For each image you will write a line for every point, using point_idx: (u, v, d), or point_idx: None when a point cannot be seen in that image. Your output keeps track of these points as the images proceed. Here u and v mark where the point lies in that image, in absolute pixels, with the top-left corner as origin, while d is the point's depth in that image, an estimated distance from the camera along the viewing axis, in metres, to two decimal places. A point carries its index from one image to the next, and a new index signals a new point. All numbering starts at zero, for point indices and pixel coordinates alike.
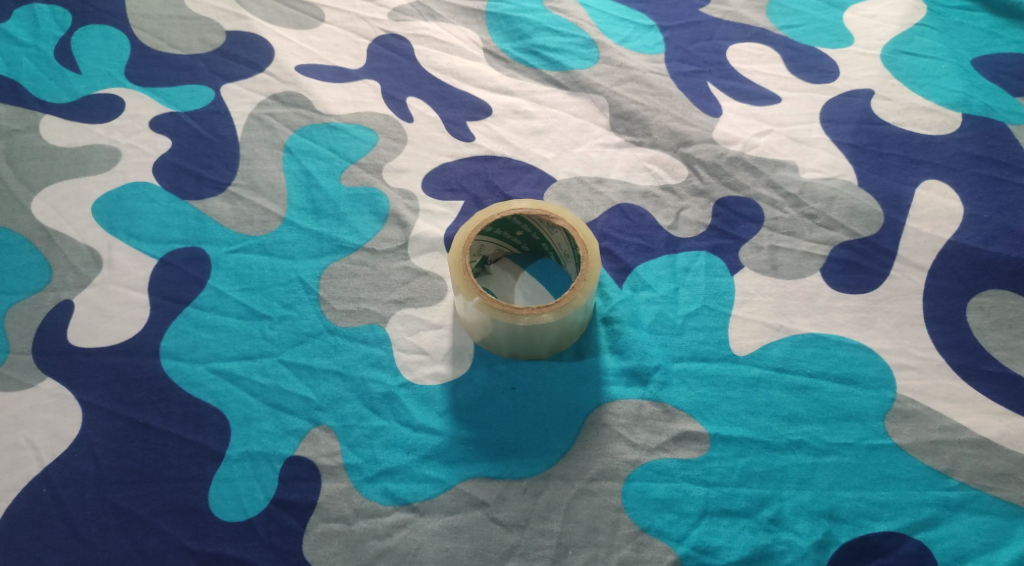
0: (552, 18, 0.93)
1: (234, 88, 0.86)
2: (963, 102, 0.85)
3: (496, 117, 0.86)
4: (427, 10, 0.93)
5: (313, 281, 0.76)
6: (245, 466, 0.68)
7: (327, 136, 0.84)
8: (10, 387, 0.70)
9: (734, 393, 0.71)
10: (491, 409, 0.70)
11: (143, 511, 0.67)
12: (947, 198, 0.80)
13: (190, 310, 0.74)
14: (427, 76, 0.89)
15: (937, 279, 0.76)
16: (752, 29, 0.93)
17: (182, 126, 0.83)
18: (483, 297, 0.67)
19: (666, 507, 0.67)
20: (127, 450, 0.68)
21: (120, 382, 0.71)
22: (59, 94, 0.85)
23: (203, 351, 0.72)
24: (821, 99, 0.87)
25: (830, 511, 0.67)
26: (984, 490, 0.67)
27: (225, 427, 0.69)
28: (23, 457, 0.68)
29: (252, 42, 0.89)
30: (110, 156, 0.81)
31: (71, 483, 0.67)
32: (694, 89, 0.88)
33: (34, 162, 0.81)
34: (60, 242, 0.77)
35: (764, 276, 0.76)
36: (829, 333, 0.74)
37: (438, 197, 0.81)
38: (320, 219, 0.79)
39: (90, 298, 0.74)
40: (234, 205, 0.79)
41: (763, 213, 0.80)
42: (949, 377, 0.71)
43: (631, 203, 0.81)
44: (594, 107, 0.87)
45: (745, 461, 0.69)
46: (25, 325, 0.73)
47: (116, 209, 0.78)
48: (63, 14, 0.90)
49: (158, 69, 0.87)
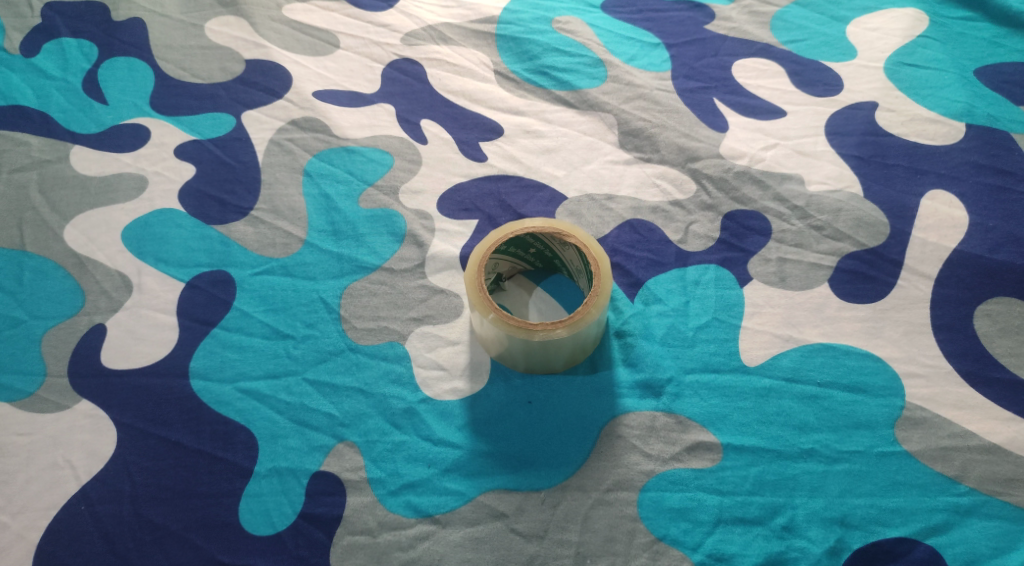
0: (560, 39, 0.95)
1: (254, 115, 0.89)
2: (966, 112, 0.87)
3: (507, 137, 0.89)
4: (438, 33, 0.96)
5: (333, 300, 0.78)
6: (273, 481, 0.70)
7: (344, 159, 0.87)
8: (47, 409, 0.73)
9: (745, 403, 0.73)
10: (509, 423, 0.72)
11: (176, 527, 0.69)
12: (952, 207, 0.81)
13: (216, 331, 0.76)
14: (440, 98, 0.92)
15: (943, 287, 0.77)
16: (758, 44, 0.95)
17: (205, 153, 0.86)
18: (498, 314, 0.69)
19: (680, 516, 0.69)
20: (160, 467, 0.71)
21: (152, 402, 0.73)
22: (88, 125, 0.88)
23: (230, 371, 0.75)
24: (826, 112, 0.89)
25: (841, 518, 0.68)
26: (994, 495, 0.69)
27: (252, 443, 0.72)
28: (62, 476, 0.71)
29: (271, 71, 0.92)
30: (137, 184, 0.84)
31: (108, 501, 0.70)
32: (700, 104, 0.90)
33: (65, 190, 0.84)
34: (91, 268, 0.79)
35: (773, 288, 0.78)
36: (838, 343, 0.75)
37: (453, 216, 0.83)
38: (340, 240, 0.81)
39: (121, 322, 0.77)
40: (256, 229, 0.82)
41: (770, 226, 0.82)
42: (957, 384, 0.73)
43: (641, 218, 0.83)
44: (603, 125, 0.89)
45: (757, 470, 0.70)
46: (61, 349, 0.75)
47: (144, 234, 0.81)
48: (90, 47, 0.94)
49: (181, 98, 0.90)
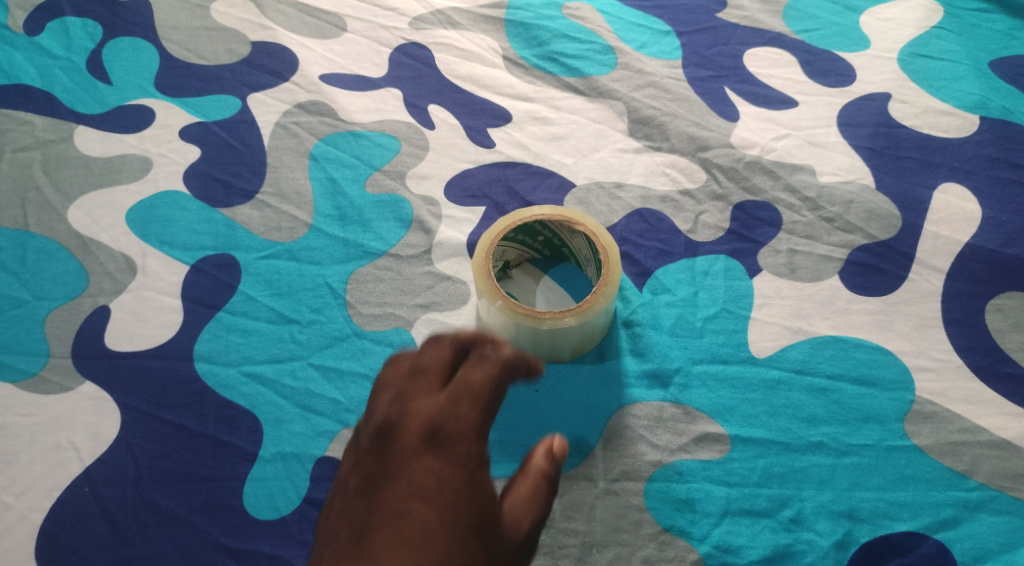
0: (570, 25, 0.94)
1: (260, 98, 0.89)
2: (980, 104, 0.86)
3: (515, 124, 0.88)
4: (447, 17, 0.95)
5: (339, 286, 0.77)
6: (278, 466, 0.69)
7: (351, 144, 0.86)
8: (50, 390, 0.72)
9: (754, 394, 0.72)
10: (515, 411, 0.72)
11: (180, 510, 0.68)
12: (965, 201, 0.81)
13: (221, 315, 0.76)
14: (447, 83, 0.91)
15: (955, 281, 0.77)
16: (769, 33, 0.94)
17: (211, 135, 0.86)
18: (506, 301, 0.68)
19: (687, 506, 0.68)
20: (164, 450, 0.70)
21: (156, 384, 0.72)
22: (92, 105, 0.87)
23: (234, 355, 0.74)
24: (838, 103, 0.88)
25: (849, 511, 0.67)
26: (1004, 490, 0.68)
27: (256, 428, 0.71)
28: (64, 457, 0.69)
29: (278, 53, 0.92)
30: (142, 165, 0.84)
31: (111, 483, 0.69)
32: (711, 93, 0.90)
33: (69, 170, 0.83)
34: (95, 249, 0.79)
35: (782, 279, 0.78)
36: (847, 336, 0.74)
37: (461, 203, 0.82)
38: (346, 225, 0.81)
39: (125, 304, 0.76)
40: (262, 212, 0.81)
41: (781, 217, 0.81)
42: (967, 379, 0.72)
43: (650, 207, 0.82)
44: (612, 113, 0.88)
45: (765, 461, 0.69)
46: (64, 330, 0.75)
47: (149, 216, 0.81)
48: (94, 27, 0.93)
49: (187, 79, 0.90)
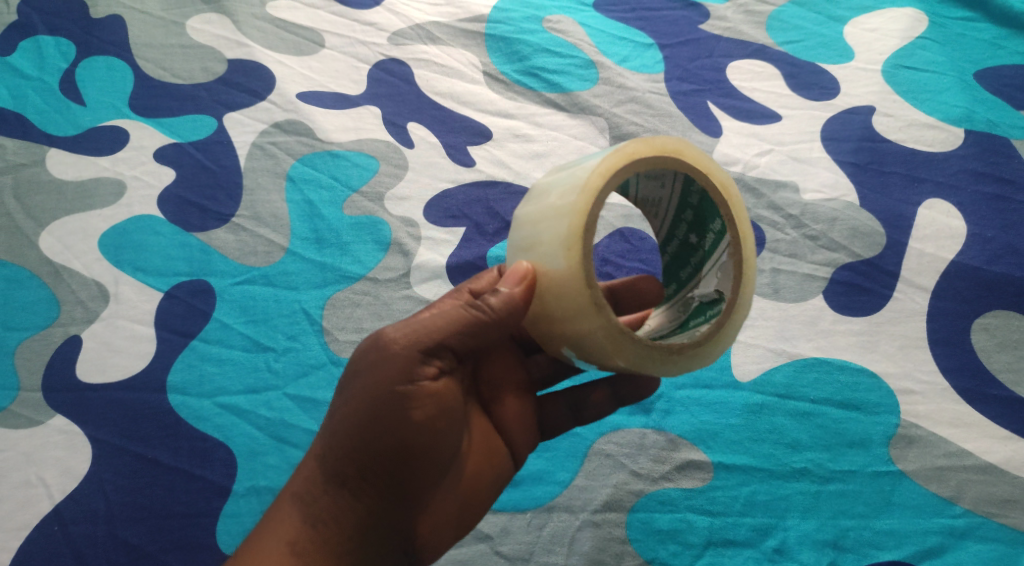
0: (551, 40, 0.93)
1: (236, 118, 0.87)
2: (966, 117, 0.85)
3: (496, 141, 0.87)
4: (426, 33, 0.94)
5: (315, 312, 0.76)
6: (252, 500, 0.68)
7: (328, 164, 0.85)
8: (20, 424, 0.70)
9: (736, 419, 0.71)
10: None
11: (153, 548, 0.66)
12: (950, 217, 0.80)
13: (195, 343, 0.74)
14: (426, 100, 0.89)
15: (940, 300, 0.75)
16: (752, 45, 0.93)
17: (185, 157, 0.84)
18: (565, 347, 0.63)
19: (669, 538, 0.67)
20: (136, 485, 0.68)
21: (129, 417, 0.71)
22: (65, 127, 0.86)
23: (209, 385, 0.72)
24: (822, 117, 0.87)
25: (834, 540, 0.66)
26: (990, 517, 0.67)
27: (231, 461, 0.69)
28: (35, 494, 0.68)
29: (253, 71, 0.90)
30: (116, 189, 0.82)
31: (83, 521, 0.67)
32: (694, 108, 0.88)
33: (41, 195, 0.82)
34: (67, 277, 0.77)
35: (766, 300, 0.76)
36: (831, 358, 0.73)
37: (440, 224, 0.81)
38: (323, 248, 0.80)
39: (98, 333, 0.75)
40: (238, 236, 0.80)
41: (764, 235, 0.80)
42: (953, 401, 0.71)
43: (632, 227, 0.81)
44: (594, 129, 0.87)
45: (748, 489, 0.68)
46: (35, 362, 0.73)
47: (123, 242, 0.79)
48: (67, 45, 0.92)
49: (161, 99, 0.88)
